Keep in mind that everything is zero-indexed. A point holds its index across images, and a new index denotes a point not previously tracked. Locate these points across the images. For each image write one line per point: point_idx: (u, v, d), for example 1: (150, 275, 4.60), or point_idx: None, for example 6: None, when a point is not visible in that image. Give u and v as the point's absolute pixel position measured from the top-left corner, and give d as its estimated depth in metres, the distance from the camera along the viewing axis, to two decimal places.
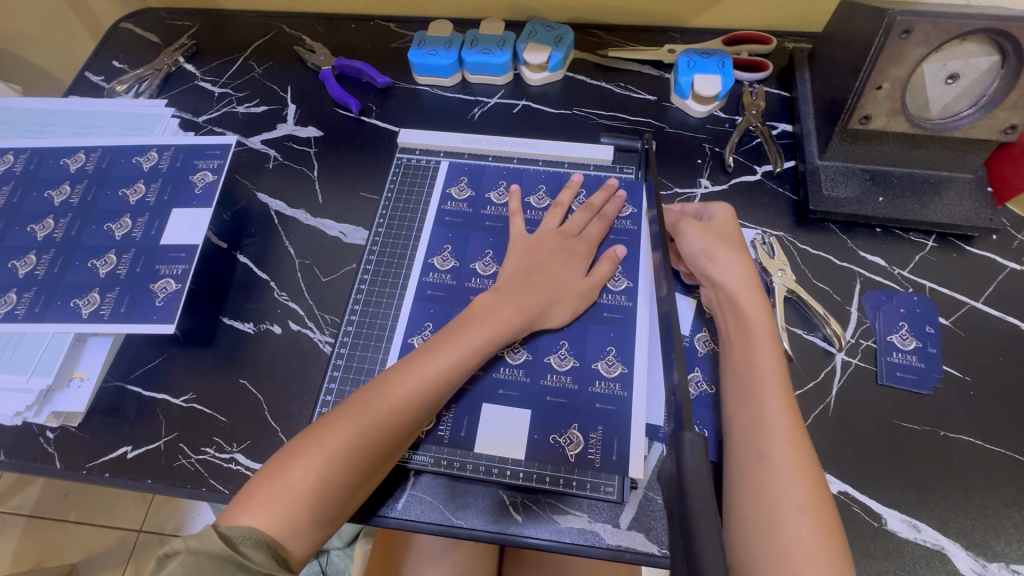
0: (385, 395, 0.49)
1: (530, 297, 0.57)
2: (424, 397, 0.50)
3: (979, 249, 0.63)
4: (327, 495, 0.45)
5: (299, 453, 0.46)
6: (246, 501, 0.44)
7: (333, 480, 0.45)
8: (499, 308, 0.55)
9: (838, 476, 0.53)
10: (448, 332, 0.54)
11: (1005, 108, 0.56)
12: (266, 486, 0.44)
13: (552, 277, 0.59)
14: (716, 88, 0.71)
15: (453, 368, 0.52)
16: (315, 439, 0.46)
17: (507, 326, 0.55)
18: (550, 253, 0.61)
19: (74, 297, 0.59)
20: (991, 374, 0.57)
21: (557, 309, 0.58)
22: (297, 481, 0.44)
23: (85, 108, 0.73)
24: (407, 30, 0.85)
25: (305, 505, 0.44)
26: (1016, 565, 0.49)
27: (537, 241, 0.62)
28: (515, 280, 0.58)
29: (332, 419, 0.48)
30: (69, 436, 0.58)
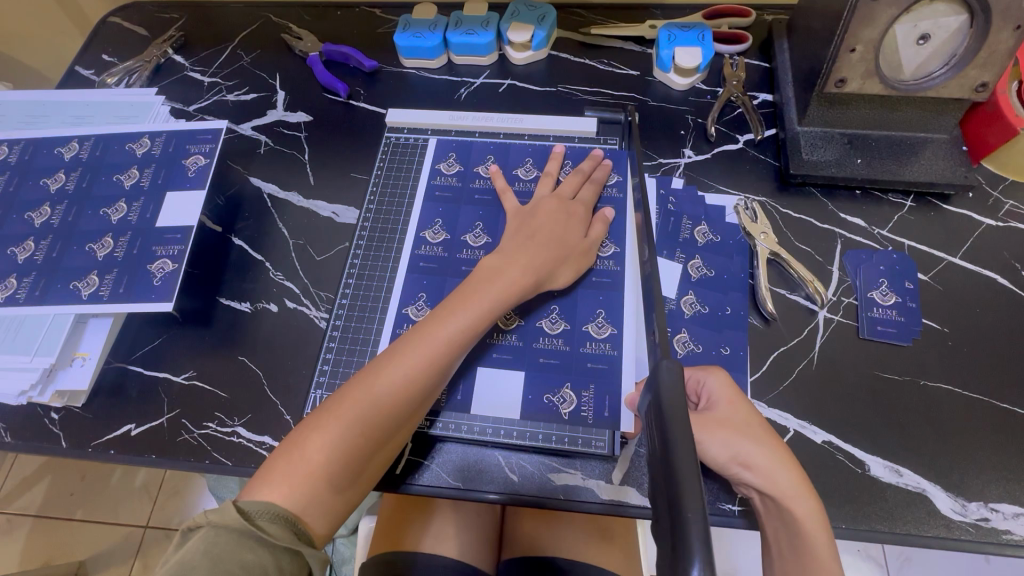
0: (396, 365, 0.50)
1: (534, 256, 0.57)
2: (434, 364, 0.51)
3: (956, 206, 0.65)
4: (343, 467, 0.46)
5: (313, 427, 0.47)
6: (265, 477, 0.45)
7: (348, 452, 0.46)
8: (503, 271, 0.56)
9: (823, 427, 0.55)
10: (454, 299, 0.54)
11: (975, 66, 0.58)
12: (283, 461, 0.45)
13: (552, 238, 0.59)
14: (696, 60, 0.72)
15: (460, 334, 0.52)
16: (329, 413, 0.47)
17: (513, 289, 0.55)
18: (549, 215, 0.61)
19: (73, 280, 0.60)
20: (969, 325, 0.59)
21: (560, 270, 0.59)
22: (313, 456, 0.45)
23: (76, 99, 0.74)
24: (392, 15, 0.86)
25: (322, 479, 0.45)
26: (993, 504, 0.51)
27: (532, 208, 0.62)
28: (519, 243, 0.58)
29: (344, 393, 0.49)
30: (73, 416, 0.59)
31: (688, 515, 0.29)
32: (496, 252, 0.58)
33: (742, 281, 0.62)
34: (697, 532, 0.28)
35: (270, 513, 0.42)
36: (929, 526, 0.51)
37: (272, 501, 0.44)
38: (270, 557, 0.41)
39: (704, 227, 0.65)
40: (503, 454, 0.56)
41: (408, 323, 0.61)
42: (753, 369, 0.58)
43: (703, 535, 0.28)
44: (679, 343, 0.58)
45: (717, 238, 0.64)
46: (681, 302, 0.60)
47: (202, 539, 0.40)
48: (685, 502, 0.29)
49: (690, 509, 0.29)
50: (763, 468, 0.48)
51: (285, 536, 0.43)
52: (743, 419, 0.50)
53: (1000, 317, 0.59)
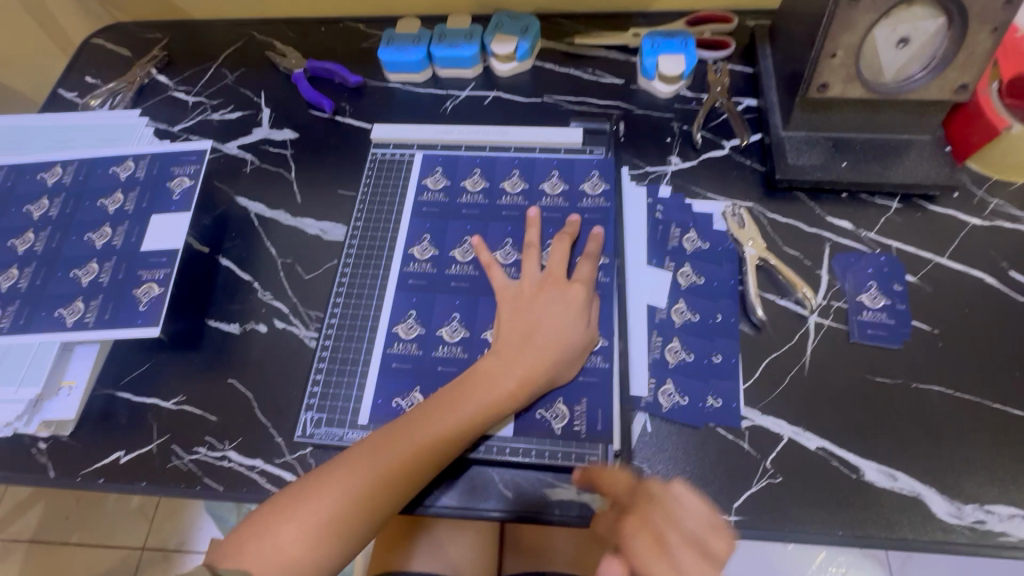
0: (376, 465, 0.49)
1: (529, 363, 0.55)
2: (421, 465, 0.50)
3: (941, 207, 0.65)
4: (313, 559, 0.47)
5: (287, 511, 0.47)
6: (237, 550, 0.46)
7: (321, 545, 0.47)
8: (497, 378, 0.54)
9: (817, 433, 0.55)
10: (447, 394, 0.54)
11: (954, 69, 0.58)
12: (256, 539, 0.46)
13: (546, 337, 0.56)
14: (679, 67, 0.73)
15: (450, 435, 0.51)
16: (305, 502, 0.48)
17: (504, 398, 0.53)
18: (545, 303, 0.58)
19: (58, 307, 0.59)
20: (959, 325, 0.59)
21: (554, 373, 0.55)
22: (286, 544, 0.46)
23: (59, 123, 0.73)
24: (375, 30, 0.86)
25: (289, 568, 0.46)
26: (989, 505, 0.51)
27: (529, 294, 0.59)
28: (512, 341, 0.56)
29: (322, 480, 0.49)
30: (61, 445, 0.58)
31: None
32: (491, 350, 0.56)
33: (731, 288, 0.62)
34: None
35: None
36: (926, 529, 0.50)
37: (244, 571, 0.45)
38: None
39: (693, 234, 0.65)
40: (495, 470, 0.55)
41: (398, 340, 0.61)
42: (745, 377, 0.58)
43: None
44: (671, 353, 0.58)
45: (706, 245, 0.64)
46: (672, 311, 0.60)
47: None
48: None
49: None
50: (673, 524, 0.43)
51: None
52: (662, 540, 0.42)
53: (989, 316, 0.59)
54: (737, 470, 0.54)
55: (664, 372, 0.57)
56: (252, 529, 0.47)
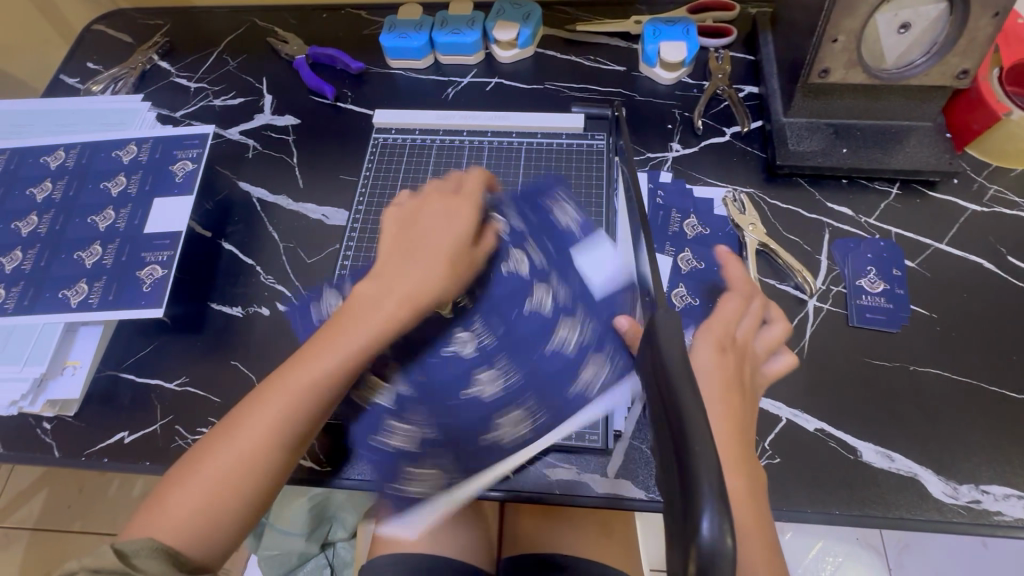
0: (256, 411, 0.46)
1: (414, 283, 0.52)
2: (305, 408, 0.46)
3: (941, 193, 0.66)
4: (210, 519, 0.43)
5: (188, 470, 0.44)
6: (141, 522, 0.43)
7: (213, 503, 0.43)
8: (377, 304, 0.50)
9: (815, 415, 0.55)
10: (328, 326, 0.50)
11: (956, 54, 0.58)
12: (160, 505, 0.43)
13: (434, 256, 0.53)
14: (681, 54, 0.73)
15: (331, 368, 0.47)
16: (192, 463, 0.45)
17: (389, 319, 0.50)
18: (430, 222, 0.56)
19: (62, 288, 0.60)
20: (957, 310, 0.59)
21: (438, 293, 0.52)
22: (176, 508, 0.43)
23: (62, 107, 0.73)
24: (377, 17, 0.86)
25: (184, 533, 0.42)
26: (985, 485, 0.52)
27: (413, 208, 0.57)
28: (400, 261, 0.54)
29: (210, 441, 0.45)
30: (65, 425, 0.59)
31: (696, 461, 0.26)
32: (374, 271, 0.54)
33: None
34: (708, 476, 0.26)
35: (148, 547, 0.39)
36: (922, 509, 0.51)
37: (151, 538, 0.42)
38: None
39: (693, 219, 0.65)
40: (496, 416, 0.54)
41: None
42: None
43: (715, 484, 0.26)
44: None
45: (706, 230, 0.64)
46: (673, 294, 0.60)
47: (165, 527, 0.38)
48: (693, 440, 0.27)
49: (697, 452, 0.27)
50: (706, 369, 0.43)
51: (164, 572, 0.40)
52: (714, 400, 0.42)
53: (987, 301, 0.59)
54: None
55: None
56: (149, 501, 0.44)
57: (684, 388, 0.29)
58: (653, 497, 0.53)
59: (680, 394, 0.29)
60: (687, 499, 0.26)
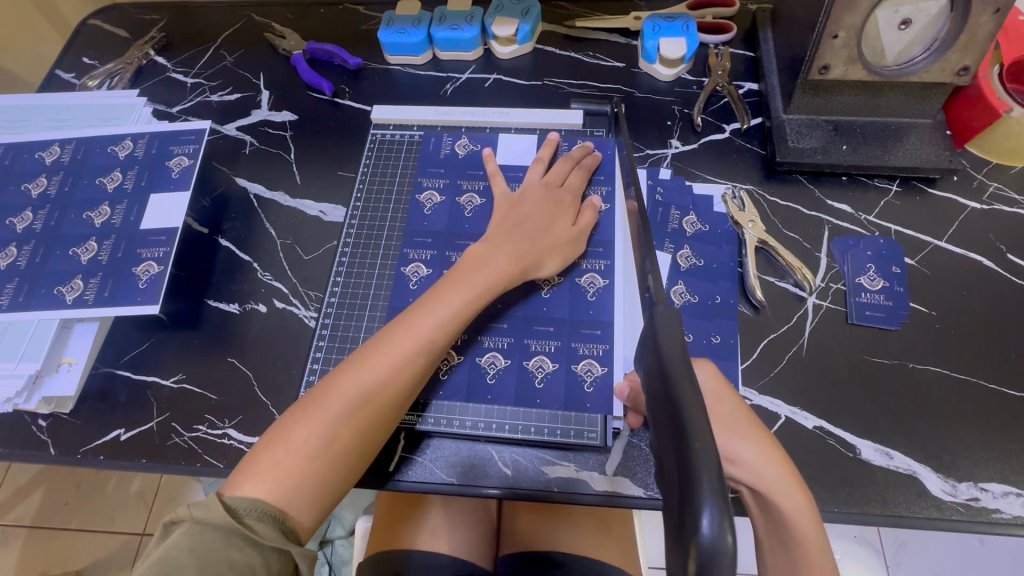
0: (381, 353, 0.49)
1: (523, 246, 0.57)
2: (425, 353, 0.50)
3: (941, 190, 0.65)
4: (335, 457, 0.46)
5: (300, 417, 0.46)
6: (253, 465, 0.44)
7: (338, 443, 0.46)
8: (485, 264, 0.55)
9: (813, 412, 0.55)
10: (438, 289, 0.54)
11: (956, 50, 0.58)
12: (269, 454, 0.45)
13: (538, 230, 0.59)
14: (681, 50, 0.72)
15: (437, 329, 0.51)
16: (315, 403, 0.47)
17: (494, 286, 0.54)
18: (535, 203, 0.61)
19: (57, 285, 0.59)
20: (957, 307, 0.59)
21: (544, 259, 0.58)
22: (301, 445, 0.45)
23: (57, 103, 0.73)
24: (375, 12, 0.86)
25: (308, 471, 0.45)
26: (983, 483, 0.52)
27: (524, 193, 0.62)
28: (505, 230, 0.58)
29: (330, 383, 0.48)
30: (60, 423, 0.59)
31: (694, 449, 0.27)
32: (482, 241, 0.58)
33: (731, 270, 0.62)
34: (708, 472, 0.26)
35: (260, 510, 0.42)
36: (921, 507, 0.51)
37: (258, 494, 0.43)
38: (259, 556, 0.40)
39: (663, 207, 0.65)
40: (544, 358, 0.57)
41: (411, 280, 0.63)
42: (744, 357, 0.58)
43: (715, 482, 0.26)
44: (676, 294, 0.60)
45: (706, 227, 0.64)
46: (672, 292, 0.60)
47: (186, 534, 0.39)
48: (694, 435, 0.28)
49: (696, 432, 0.28)
50: (748, 462, 0.45)
51: (274, 536, 0.42)
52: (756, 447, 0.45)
53: (987, 298, 0.59)
54: None
55: None
56: (262, 447, 0.45)
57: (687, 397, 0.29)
58: (650, 495, 0.53)
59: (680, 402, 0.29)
60: (687, 494, 0.26)
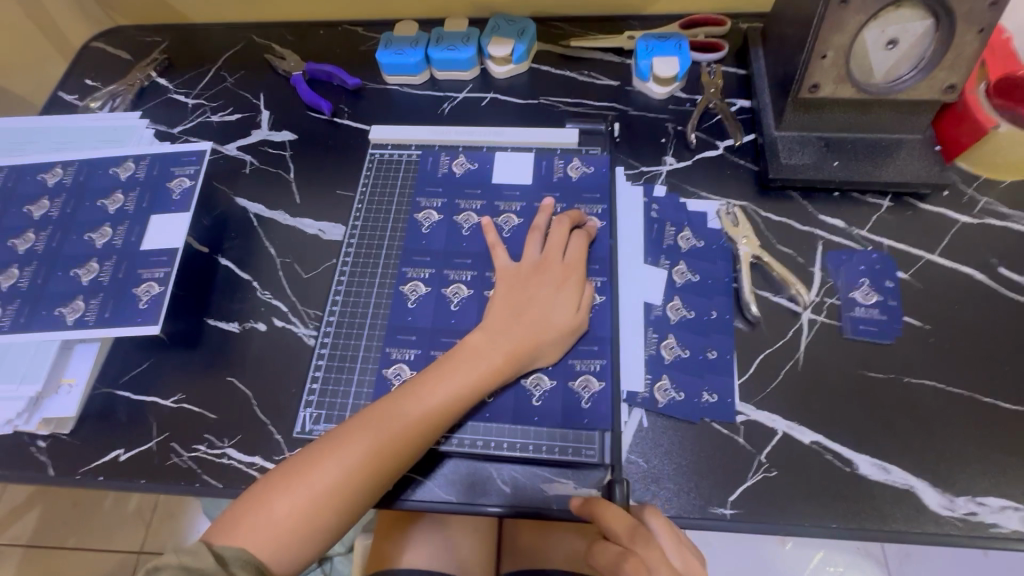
0: (373, 434, 0.49)
1: (516, 340, 0.55)
2: (415, 439, 0.50)
3: (932, 205, 0.66)
4: (311, 533, 0.46)
5: (283, 484, 0.47)
6: (235, 526, 0.46)
7: (315, 521, 0.47)
8: (485, 350, 0.54)
9: (811, 427, 0.55)
10: (435, 369, 0.53)
11: (943, 69, 0.59)
12: (250, 516, 0.46)
13: (537, 321, 0.56)
14: (674, 69, 0.73)
15: (428, 415, 0.51)
16: (299, 474, 0.47)
17: (490, 375, 0.53)
18: (536, 285, 0.59)
19: (58, 306, 0.60)
20: (950, 320, 0.60)
21: (538, 354, 0.56)
22: (281, 517, 0.46)
23: (60, 125, 0.74)
24: (373, 33, 0.87)
25: (284, 542, 0.45)
26: (980, 497, 0.52)
27: (526, 273, 0.60)
28: (501, 316, 0.57)
29: (317, 454, 0.48)
30: (59, 443, 0.59)
31: None
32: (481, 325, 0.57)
33: (726, 285, 0.62)
34: None
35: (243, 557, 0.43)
36: (918, 522, 0.51)
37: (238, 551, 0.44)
38: None
39: (657, 223, 0.66)
40: (541, 376, 0.58)
41: (410, 298, 0.64)
42: (740, 372, 0.58)
43: None
44: (672, 310, 0.60)
45: (701, 243, 0.65)
46: (667, 308, 0.61)
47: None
48: None
49: None
50: None
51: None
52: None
53: (980, 312, 0.60)
54: (732, 463, 0.54)
55: (660, 369, 0.58)
56: (246, 507, 0.46)
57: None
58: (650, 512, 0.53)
59: None
60: None
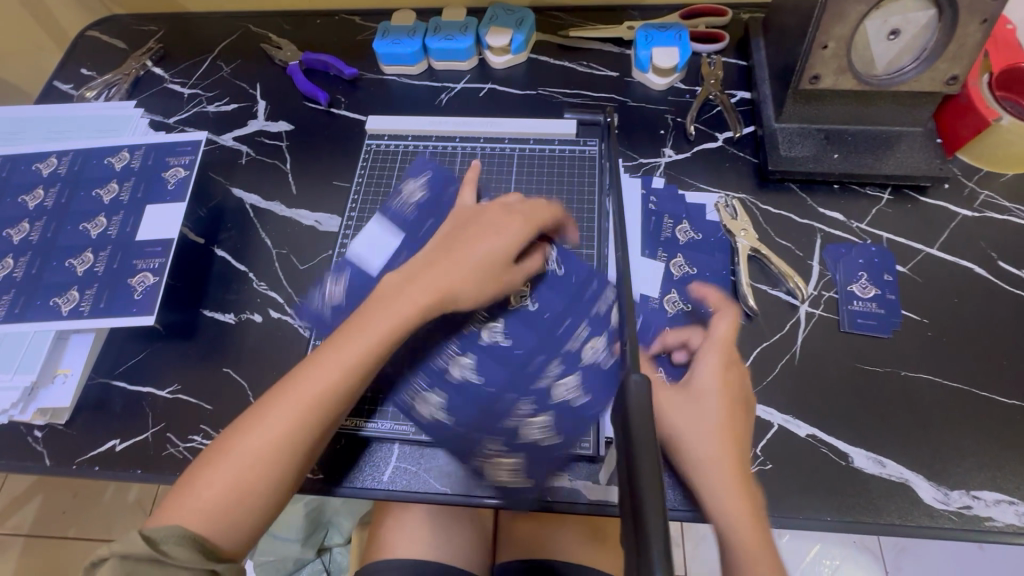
0: (296, 387, 0.47)
1: (444, 277, 0.52)
2: (339, 385, 0.47)
3: (932, 198, 0.66)
4: (248, 496, 0.44)
5: (212, 458, 0.45)
6: (170, 505, 0.44)
7: (247, 484, 0.44)
8: (404, 289, 0.51)
9: (806, 420, 0.55)
10: (359, 316, 0.50)
11: (945, 60, 0.58)
12: (181, 492, 0.44)
13: (468, 258, 0.53)
14: (674, 60, 0.73)
15: (355, 360, 0.48)
16: (226, 443, 0.45)
17: (416, 309, 0.50)
18: (480, 223, 0.57)
19: (53, 296, 0.60)
20: (948, 315, 0.59)
21: (471, 291, 0.53)
22: (208, 486, 0.44)
23: (54, 114, 0.73)
24: (371, 23, 0.86)
25: (217, 511, 0.43)
26: (976, 491, 0.52)
27: (470, 214, 0.58)
28: (435, 256, 0.54)
29: (240, 423, 0.46)
30: (55, 433, 0.59)
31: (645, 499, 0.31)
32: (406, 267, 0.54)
33: (724, 278, 0.62)
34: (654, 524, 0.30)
35: (176, 535, 0.41)
36: (912, 515, 0.51)
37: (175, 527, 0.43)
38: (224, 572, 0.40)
39: (655, 216, 0.66)
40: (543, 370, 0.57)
41: None
42: None
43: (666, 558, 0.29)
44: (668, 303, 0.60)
45: (699, 236, 0.64)
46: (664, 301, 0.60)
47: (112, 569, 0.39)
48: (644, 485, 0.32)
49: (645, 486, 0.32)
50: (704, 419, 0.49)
51: (194, 559, 0.41)
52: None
53: (979, 306, 0.60)
54: None
55: None
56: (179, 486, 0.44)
57: (645, 453, 0.33)
58: None
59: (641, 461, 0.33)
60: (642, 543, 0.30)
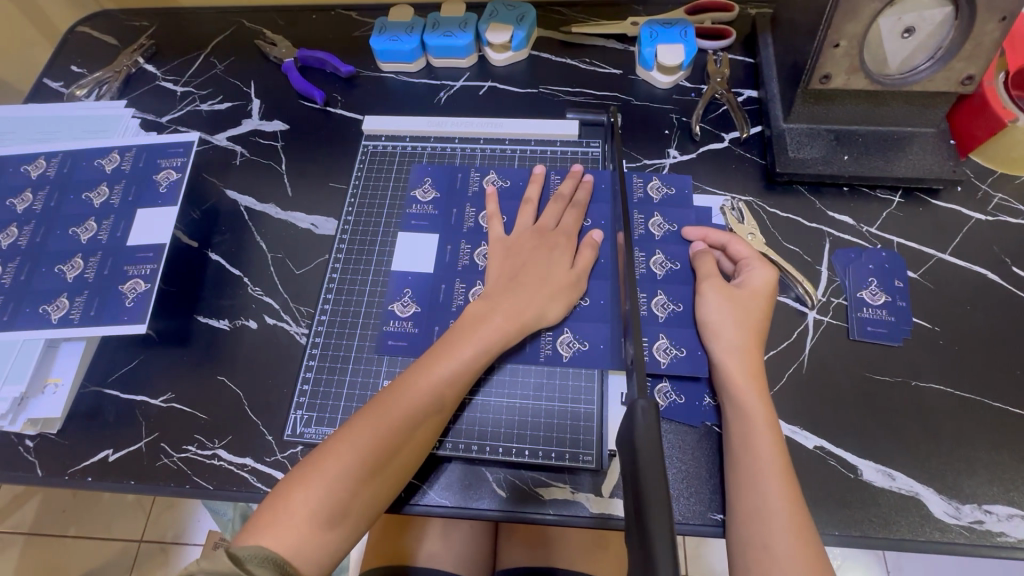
0: (391, 407, 0.48)
1: (516, 301, 0.55)
2: (427, 411, 0.49)
3: (945, 202, 0.64)
4: (336, 517, 0.45)
5: (302, 476, 0.45)
6: (258, 525, 0.44)
7: (338, 503, 0.45)
8: (486, 316, 0.54)
9: (815, 432, 0.54)
10: (445, 340, 0.53)
11: (961, 59, 0.56)
12: (273, 511, 0.44)
13: (530, 288, 0.56)
14: (679, 57, 0.71)
15: (444, 385, 0.50)
16: (316, 463, 0.46)
17: (498, 334, 0.53)
18: (529, 251, 0.59)
19: (42, 304, 0.58)
20: (960, 322, 0.58)
21: (546, 314, 0.56)
22: (303, 505, 0.44)
23: (43, 114, 0.71)
24: (368, 18, 0.84)
25: (310, 531, 0.43)
26: (987, 505, 0.50)
27: (519, 240, 0.60)
28: (502, 285, 0.57)
29: (330, 444, 0.47)
30: (47, 443, 0.58)
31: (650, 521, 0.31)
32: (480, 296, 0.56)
33: None
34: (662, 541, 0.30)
35: (262, 553, 0.38)
36: (922, 530, 0.50)
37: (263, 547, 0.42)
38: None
39: (658, 219, 0.64)
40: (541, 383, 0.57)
41: (404, 295, 0.62)
42: None
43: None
44: (659, 306, 0.59)
45: None
46: (654, 305, 0.59)
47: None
48: (650, 508, 0.32)
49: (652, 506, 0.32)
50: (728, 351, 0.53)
51: None
52: (776, 508, 0.45)
53: (991, 313, 0.58)
54: None
55: (658, 372, 0.56)
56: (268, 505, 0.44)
57: (650, 475, 0.34)
58: None
59: (648, 482, 0.33)
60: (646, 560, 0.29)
